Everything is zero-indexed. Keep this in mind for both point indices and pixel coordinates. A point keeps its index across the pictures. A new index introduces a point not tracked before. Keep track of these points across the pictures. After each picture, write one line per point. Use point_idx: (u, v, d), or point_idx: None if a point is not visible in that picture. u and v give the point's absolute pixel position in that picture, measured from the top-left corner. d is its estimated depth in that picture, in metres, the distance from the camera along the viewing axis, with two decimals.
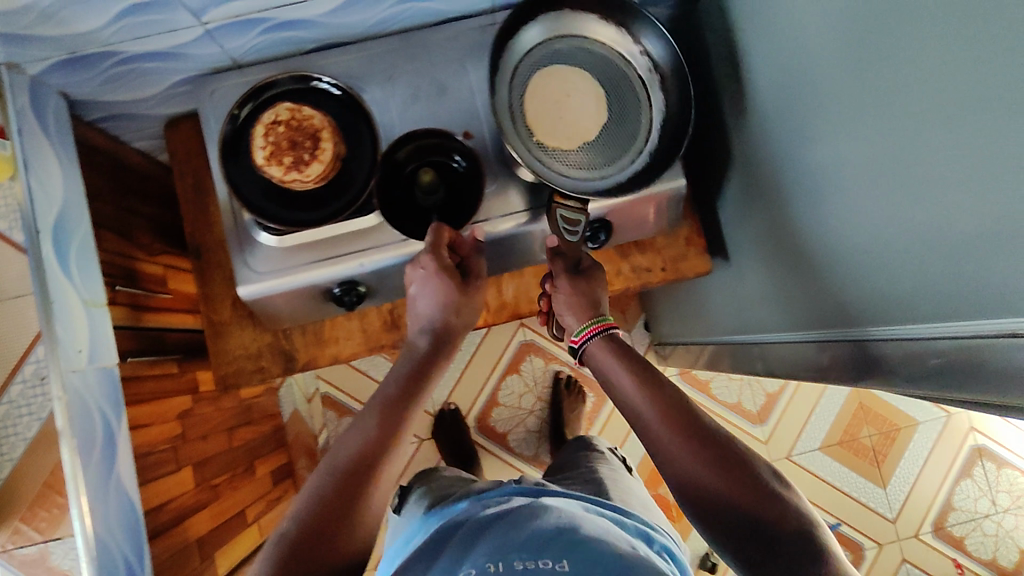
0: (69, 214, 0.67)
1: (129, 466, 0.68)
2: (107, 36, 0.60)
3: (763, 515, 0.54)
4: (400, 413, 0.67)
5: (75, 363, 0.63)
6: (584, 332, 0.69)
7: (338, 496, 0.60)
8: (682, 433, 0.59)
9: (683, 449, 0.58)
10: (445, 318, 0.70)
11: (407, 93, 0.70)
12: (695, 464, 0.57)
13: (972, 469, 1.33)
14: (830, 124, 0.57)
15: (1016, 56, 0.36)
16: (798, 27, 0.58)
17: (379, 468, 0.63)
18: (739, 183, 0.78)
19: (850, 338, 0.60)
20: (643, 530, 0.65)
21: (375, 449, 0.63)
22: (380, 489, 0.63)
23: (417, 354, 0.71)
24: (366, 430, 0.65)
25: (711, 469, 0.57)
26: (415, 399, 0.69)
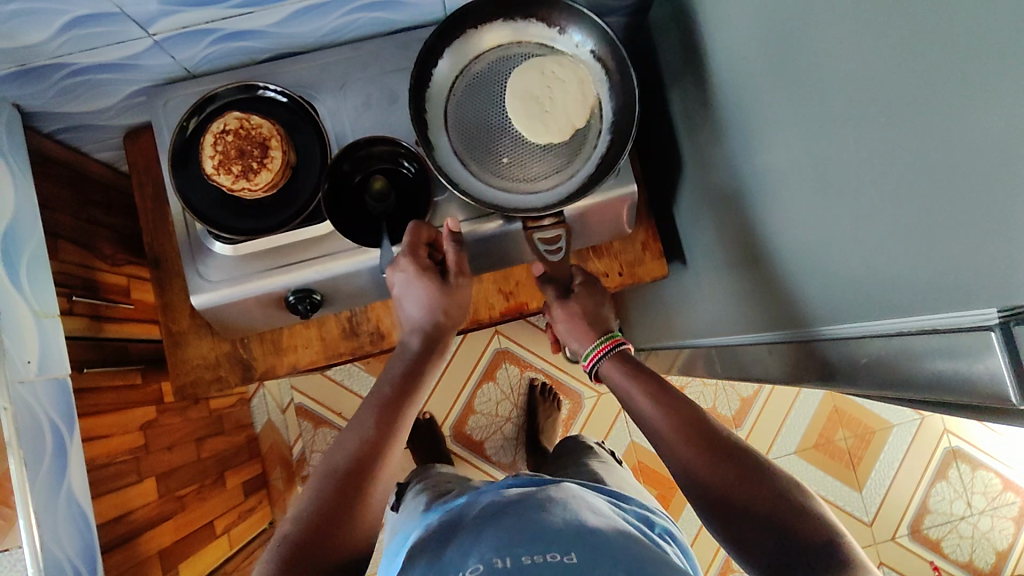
0: (19, 225, 0.67)
1: (81, 479, 0.67)
2: (56, 48, 0.60)
3: (771, 510, 0.54)
4: (397, 411, 0.67)
5: (23, 374, 0.63)
6: (595, 353, 0.72)
7: (337, 496, 0.60)
8: (685, 433, 0.60)
9: (686, 450, 0.59)
10: (435, 320, 0.70)
11: (359, 102, 0.71)
12: (699, 462, 0.58)
13: (947, 471, 1.33)
14: (772, 126, 0.58)
15: (951, 53, 0.36)
16: (741, 32, 0.59)
17: (376, 465, 0.63)
18: (693, 188, 0.78)
19: (805, 338, 0.60)
20: (643, 513, 0.67)
21: (373, 448, 0.64)
22: (378, 489, 0.63)
23: (410, 353, 0.71)
24: (362, 430, 0.65)
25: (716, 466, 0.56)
26: (413, 398, 0.69)
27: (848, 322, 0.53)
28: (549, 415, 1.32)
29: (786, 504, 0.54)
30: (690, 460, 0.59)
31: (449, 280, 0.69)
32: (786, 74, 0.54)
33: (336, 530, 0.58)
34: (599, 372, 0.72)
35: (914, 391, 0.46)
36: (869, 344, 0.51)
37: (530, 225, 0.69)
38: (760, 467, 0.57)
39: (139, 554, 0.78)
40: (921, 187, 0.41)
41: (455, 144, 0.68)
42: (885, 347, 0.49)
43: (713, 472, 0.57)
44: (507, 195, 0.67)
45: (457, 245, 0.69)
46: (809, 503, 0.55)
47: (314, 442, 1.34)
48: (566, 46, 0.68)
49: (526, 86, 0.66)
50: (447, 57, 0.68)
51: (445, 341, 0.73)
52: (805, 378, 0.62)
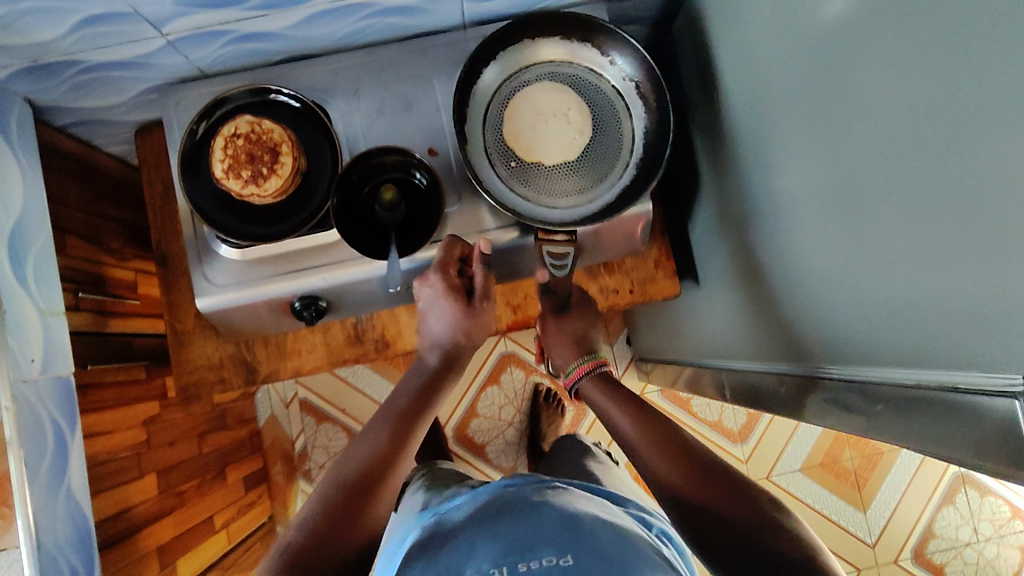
0: (27, 222, 0.66)
1: (82, 476, 0.67)
2: (66, 46, 0.60)
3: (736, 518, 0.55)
4: (411, 428, 0.68)
5: (26, 373, 0.62)
6: (574, 373, 0.79)
7: (348, 496, 0.60)
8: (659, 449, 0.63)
9: (659, 463, 0.62)
10: (455, 337, 0.73)
11: (373, 108, 0.70)
12: (674, 477, 0.60)
13: (954, 496, 1.32)
14: (786, 155, 0.56)
15: (974, 106, 0.35)
16: (761, 53, 0.57)
17: (389, 470, 0.64)
18: (708, 209, 0.77)
19: (809, 380, 0.59)
20: (648, 519, 0.64)
21: (387, 456, 0.65)
22: (390, 489, 0.63)
23: (427, 368, 0.74)
24: (379, 437, 0.66)
25: (695, 484, 0.59)
26: (422, 417, 0.70)
27: (857, 367, 0.52)
28: (552, 422, 1.33)
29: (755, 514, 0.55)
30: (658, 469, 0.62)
31: (475, 303, 0.73)
32: (803, 106, 0.52)
33: (345, 529, 0.58)
34: (579, 391, 0.80)
35: (920, 444, 0.46)
36: (878, 395, 0.49)
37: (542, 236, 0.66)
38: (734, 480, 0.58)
39: (138, 550, 0.78)
40: (939, 238, 0.39)
41: (489, 144, 0.68)
42: (896, 392, 0.47)
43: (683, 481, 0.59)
44: (529, 206, 0.67)
45: (485, 268, 0.70)
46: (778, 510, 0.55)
47: (317, 437, 1.34)
48: (613, 76, 0.68)
49: (536, 118, 0.68)
50: (496, 66, 0.68)
51: (464, 361, 0.75)
52: (808, 415, 0.61)
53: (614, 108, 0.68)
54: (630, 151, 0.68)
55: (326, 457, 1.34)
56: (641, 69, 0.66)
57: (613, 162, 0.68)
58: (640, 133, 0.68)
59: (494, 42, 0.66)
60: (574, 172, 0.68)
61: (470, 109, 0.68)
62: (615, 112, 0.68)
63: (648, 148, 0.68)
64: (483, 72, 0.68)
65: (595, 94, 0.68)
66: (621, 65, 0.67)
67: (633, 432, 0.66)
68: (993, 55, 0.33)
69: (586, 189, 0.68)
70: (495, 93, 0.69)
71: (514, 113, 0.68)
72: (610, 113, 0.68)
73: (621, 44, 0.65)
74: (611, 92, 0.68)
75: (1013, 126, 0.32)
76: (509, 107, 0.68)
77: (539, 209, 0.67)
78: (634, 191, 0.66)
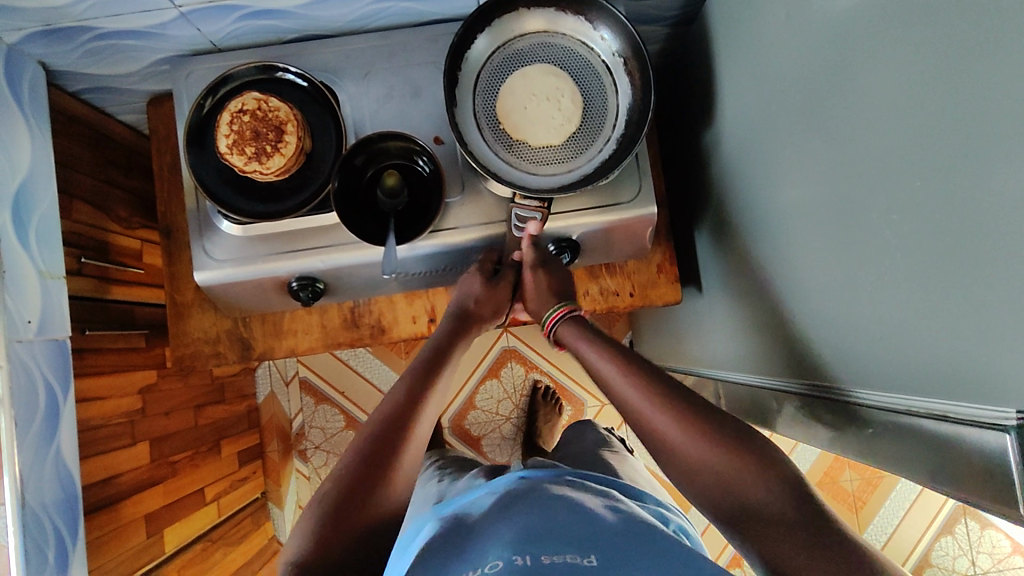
0: (34, 185, 0.67)
1: (72, 440, 0.68)
2: (79, 12, 0.60)
3: (776, 510, 0.50)
4: (427, 386, 0.63)
5: (22, 334, 0.63)
6: (552, 316, 0.71)
7: (372, 455, 0.56)
8: (677, 422, 0.56)
9: (683, 439, 0.55)
10: (466, 304, 0.72)
11: (381, 92, 0.70)
12: (691, 444, 0.55)
13: (953, 526, 1.29)
14: (792, 166, 0.55)
15: (975, 129, 0.33)
16: (772, 60, 0.55)
17: (409, 428, 0.59)
18: (713, 218, 0.76)
19: (797, 394, 0.59)
20: (660, 511, 0.64)
21: (405, 413, 0.60)
22: (412, 449, 0.59)
23: (443, 331, 0.70)
24: (396, 397, 0.62)
25: (718, 453, 0.54)
26: (431, 379, 0.65)
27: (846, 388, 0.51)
28: (548, 420, 1.31)
29: (804, 505, 0.49)
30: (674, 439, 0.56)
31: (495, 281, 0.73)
32: (809, 118, 0.51)
33: (362, 500, 0.53)
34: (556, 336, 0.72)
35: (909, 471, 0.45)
36: (862, 416, 0.49)
37: (518, 199, 0.65)
38: (776, 462, 0.53)
39: (124, 517, 0.79)
40: (937, 262, 0.38)
41: (477, 108, 0.67)
42: (882, 415, 0.47)
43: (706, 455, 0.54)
44: (510, 170, 0.66)
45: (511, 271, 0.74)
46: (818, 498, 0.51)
47: (314, 418, 1.35)
48: (602, 50, 0.67)
49: (527, 84, 0.67)
50: (491, 31, 0.67)
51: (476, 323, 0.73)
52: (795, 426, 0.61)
53: (602, 84, 0.68)
54: (613, 126, 0.68)
55: (321, 438, 1.34)
56: (630, 47, 0.65)
57: (594, 136, 0.68)
58: (626, 112, 0.67)
59: (490, 10, 0.65)
60: (557, 144, 0.67)
61: (461, 72, 0.67)
62: (603, 90, 0.68)
63: (632, 125, 0.67)
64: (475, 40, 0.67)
65: (586, 69, 0.67)
66: (610, 40, 0.66)
67: (621, 385, 0.61)
68: (997, 76, 0.32)
69: (566, 160, 0.67)
70: (485, 59, 0.67)
71: (505, 80, 0.67)
72: (598, 87, 0.68)
73: (613, 19, 0.64)
74: (601, 68, 0.67)
75: (1014, 153, 0.31)
76: (500, 76, 0.67)
77: (519, 172, 0.66)
78: (612, 165, 0.66)
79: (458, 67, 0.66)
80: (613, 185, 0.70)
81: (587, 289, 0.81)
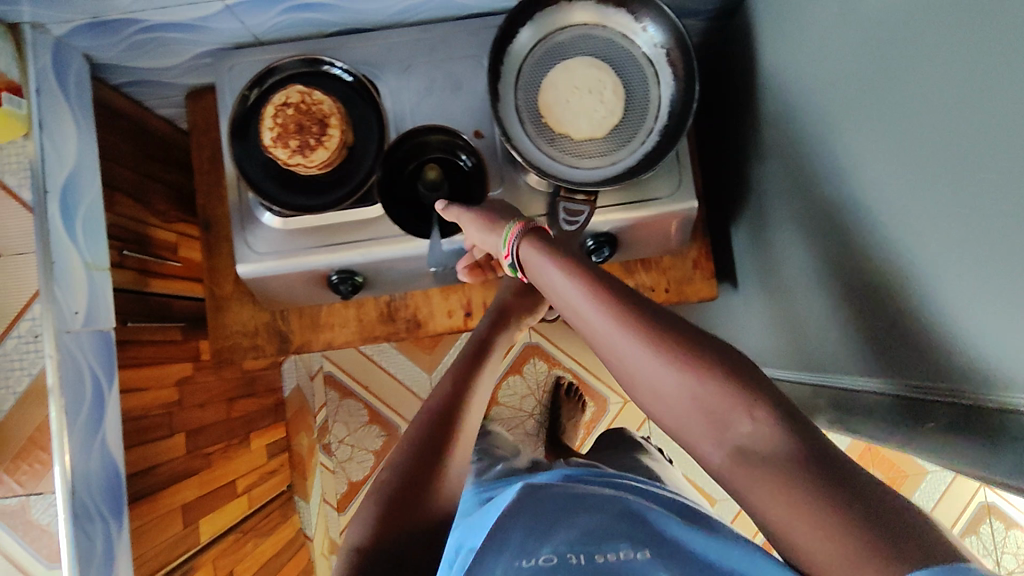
0: (81, 176, 0.67)
1: (117, 430, 0.68)
2: (127, 4, 0.60)
3: (770, 451, 0.39)
4: (474, 377, 0.64)
5: (71, 325, 0.63)
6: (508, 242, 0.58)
7: (425, 446, 0.57)
8: (646, 344, 0.44)
9: (653, 366, 0.44)
10: (505, 298, 0.73)
11: (422, 86, 0.70)
12: (663, 370, 0.44)
13: (978, 527, 1.28)
14: (844, 158, 0.54)
15: None
16: (825, 50, 0.55)
17: (460, 418, 0.60)
18: (755, 212, 0.75)
19: (863, 392, 0.60)
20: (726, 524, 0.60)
21: (455, 402, 0.61)
22: (463, 441, 0.60)
23: (486, 325, 0.71)
24: (445, 389, 0.63)
25: (697, 383, 0.43)
26: (477, 374, 0.65)
27: (907, 379, 0.51)
28: (572, 418, 1.30)
29: (818, 454, 0.38)
30: (647, 370, 0.44)
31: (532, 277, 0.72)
32: (865, 110, 0.50)
33: (417, 490, 0.54)
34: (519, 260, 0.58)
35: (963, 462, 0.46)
36: (929, 412, 0.49)
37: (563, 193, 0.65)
38: (774, 396, 0.41)
39: (163, 507, 0.79)
40: (1010, 252, 0.37)
41: (519, 101, 0.67)
42: (949, 411, 0.47)
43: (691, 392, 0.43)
44: (552, 163, 0.66)
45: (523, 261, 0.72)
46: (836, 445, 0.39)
47: (339, 412, 1.35)
48: (644, 43, 0.66)
49: (569, 78, 0.67)
50: (534, 24, 0.67)
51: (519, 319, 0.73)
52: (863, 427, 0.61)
53: (644, 75, 0.67)
54: (655, 119, 0.67)
55: (346, 433, 1.35)
56: (674, 40, 0.64)
57: (636, 130, 0.67)
58: (668, 106, 0.67)
59: (534, 3, 0.65)
60: (598, 137, 0.67)
61: (504, 65, 0.67)
62: (645, 83, 0.67)
63: (674, 119, 0.66)
64: (518, 33, 0.67)
65: (628, 62, 0.67)
66: (653, 32, 0.66)
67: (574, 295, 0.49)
68: None
69: (608, 154, 0.67)
70: (528, 52, 0.68)
71: (548, 74, 0.67)
72: (639, 80, 0.67)
73: (659, 14, 0.64)
74: (643, 61, 0.67)
75: None
76: (542, 69, 0.67)
77: (561, 165, 0.66)
78: (654, 159, 0.65)
79: (502, 60, 0.67)
80: (654, 180, 0.69)
81: (623, 284, 0.81)
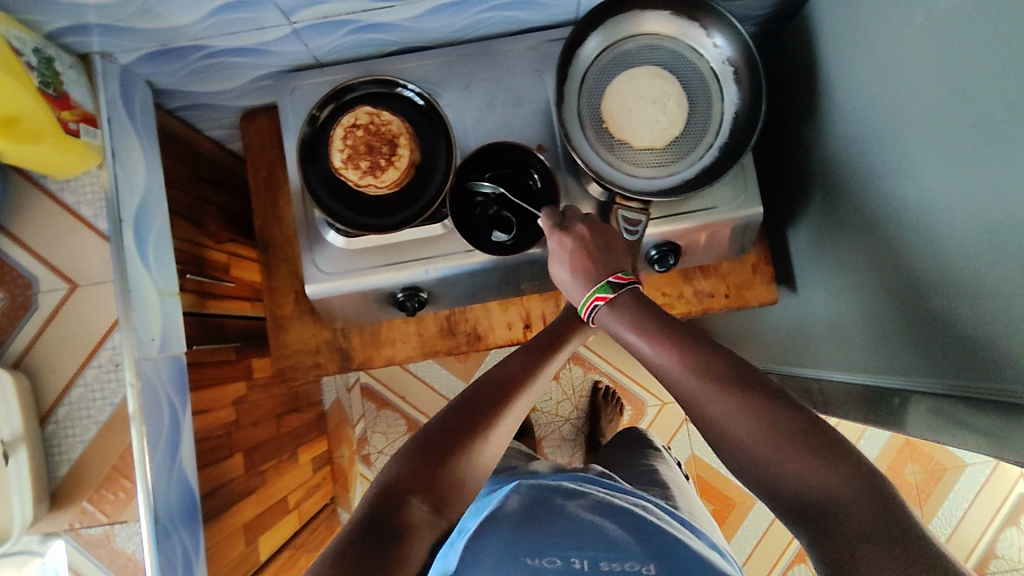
0: (149, 202, 0.68)
1: (191, 454, 0.69)
2: (197, 32, 0.61)
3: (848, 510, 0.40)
4: (541, 358, 0.60)
5: (149, 351, 0.64)
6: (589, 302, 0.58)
7: (475, 411, 0.53)
8: (723, 401, 0.47)
9: (731, 419, 0.46)
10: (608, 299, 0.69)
11: (484, 102, 0.70)
12: (739, 425, 0.46)
13: (1019, 517, 1.29)
14: (922, 164, 0.55)
15: None
16: (902, 57, 0.55)
17: (518, 394, 0.56)
18: (816, 215, 0.75)
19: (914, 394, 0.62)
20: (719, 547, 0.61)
21: (516, 377, 0.57)
22: (515, 416, 0.56)
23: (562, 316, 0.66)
24: (508, 363, 0.58)
25: (777, 442, 0.44)
26: (546, 357, 0.60)
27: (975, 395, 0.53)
28: (610, 421, 1.31)
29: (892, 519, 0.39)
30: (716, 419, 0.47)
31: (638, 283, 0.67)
32: (948, 120, 0.51)
33: (457, 449, 0.51)
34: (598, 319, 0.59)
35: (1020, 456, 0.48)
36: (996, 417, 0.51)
37: (619, 200, 0.65)
38: (849, 455, 0.42)
39: (228, 527, 0.80)
40: None
41: (582, 109, 0.68)
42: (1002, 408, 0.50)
43: (764, 444, 0.45)
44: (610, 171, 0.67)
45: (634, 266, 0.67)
46: (897, 492, 0.40)
47: (377, 423, 1.36)
48: (713, 58, 0.67)
49: (633, 86, 0.67)
50: (602, 32, 0.67)
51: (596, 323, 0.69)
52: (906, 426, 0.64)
53: (709, 89, 0.68)
54: (716, 134, 0.67)
55: (384, 443, 1.35)
56: (743, 55, 0.65)
57: (698, 140, 0.67)
58: (733, 116, 0.67)
59: (603, 12, 0.66)
60: (658, 147, 0.67)
61: (569, 71, 0.68)
62: (711, 96, 0.68)
63: (739, 131, 0.67)
64: (585, 43, 0.68)
65: (694, 73, 0.68)
66: (724, 48, 0.66)
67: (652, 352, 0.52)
68: None
69: (667, 164, 0.67)
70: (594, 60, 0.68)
71: (612, 82, 0.68)
72: (704, 93, 0.68)
73: (727, 25, 0.64)
74: (709, 74, 0.67)
75: None
76: (607, 78, 0.68)
77: (620, 173, 0.67)
78: (715, 173, 0.66)
79: (567, 68, 0.67)
80: (717, 190, 0.70)
81: (681, 291, 0.81)
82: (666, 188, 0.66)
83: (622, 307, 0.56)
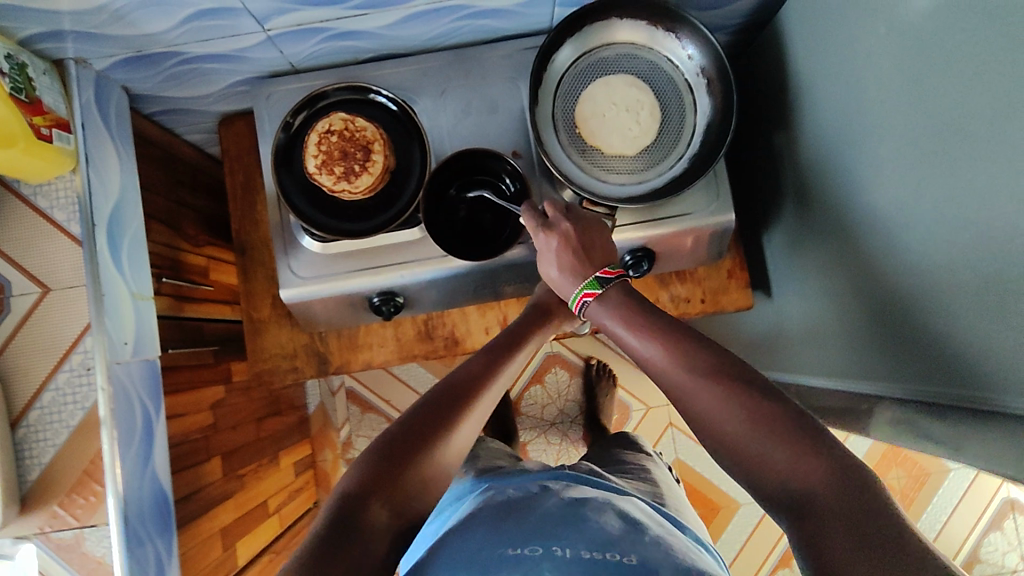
0: (123, 206, 0.68)
1: (165, 457, 0.69)
2: (171, 38, 0.61)
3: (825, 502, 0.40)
4: (502, 358, 0.60)
5: (121, 356, 0.64)
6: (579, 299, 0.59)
7: (434, 413, 0.54)
8: (715, 394, 0.47)
9: (720, 412, 0.47)
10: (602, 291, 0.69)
11: (459, 108, 0.71)
12: (727, 419, 0.46)
13: (1002, 522, 1.30)
14: (887, 173, 0.56)
15: None
16: (866, 69, 0.56)
17: (477, 395, 0.56)
18: (790, 222, 0.76)
19: (886, 398, 0.63)
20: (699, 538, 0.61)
21: (475, 378, 0.57)
22: (474, 416, 0.56)
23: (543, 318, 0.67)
24: (469, 364, 0.59)
25: (764, 435, 0.45)
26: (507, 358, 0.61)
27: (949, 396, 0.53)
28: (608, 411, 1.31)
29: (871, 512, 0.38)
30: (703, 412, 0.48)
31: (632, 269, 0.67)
32: (909, 131, 0.52)
33: (416, 452, 0.51)
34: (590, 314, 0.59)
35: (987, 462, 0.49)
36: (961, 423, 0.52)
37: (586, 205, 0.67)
38: (835, 450, 0.42)
39: (205, 532, 0.80)
40: None
41: (556, 116, 0.69)
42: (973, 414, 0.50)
43: (752, 439, 0.45)
44: (581, 177, 0.67)
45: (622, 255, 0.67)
46: (881, 484, 0.40)
47: (361, 427, 1.36)
48: (688, 69, 0.68)
49: (608, 94, 0.68)
50: (578, 41, 0.68)
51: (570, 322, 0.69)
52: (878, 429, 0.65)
53: (682, 99, 0.69)
54: (688, 143, 0.68)
55: None
56: (715, 65, 0.66)
57: (670, 149, 0.68)
58: (704, 124, 0.68)
59: (582, 20, 0.66)
60: (629, 155, 0.68)
61: (545, 77, 0.68)
62: (683, 106, 0.69)
63: (710, 139, 0.67)
64: (562, 51, 0.68)
65: (668, 84, 0.68)
66: (696, 59, 0.67)
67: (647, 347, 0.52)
68: None
69: (637, 171, 0.68)
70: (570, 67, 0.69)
71: (588, 91, 0.68)
72: (677, 103, 0.69)
73: (698, 35, 0.65)
74: (683, 85, 0.68)
75: None
76: (583, 86, 0.69)
77: (590, 179, 0.67)
78: (683, 180, 0.66)
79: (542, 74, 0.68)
80: (690, 196, 0.70)
81: (658, 296, 0.82)
82: (635, 195, 0.67)
83: (615, 305, 0.56)
